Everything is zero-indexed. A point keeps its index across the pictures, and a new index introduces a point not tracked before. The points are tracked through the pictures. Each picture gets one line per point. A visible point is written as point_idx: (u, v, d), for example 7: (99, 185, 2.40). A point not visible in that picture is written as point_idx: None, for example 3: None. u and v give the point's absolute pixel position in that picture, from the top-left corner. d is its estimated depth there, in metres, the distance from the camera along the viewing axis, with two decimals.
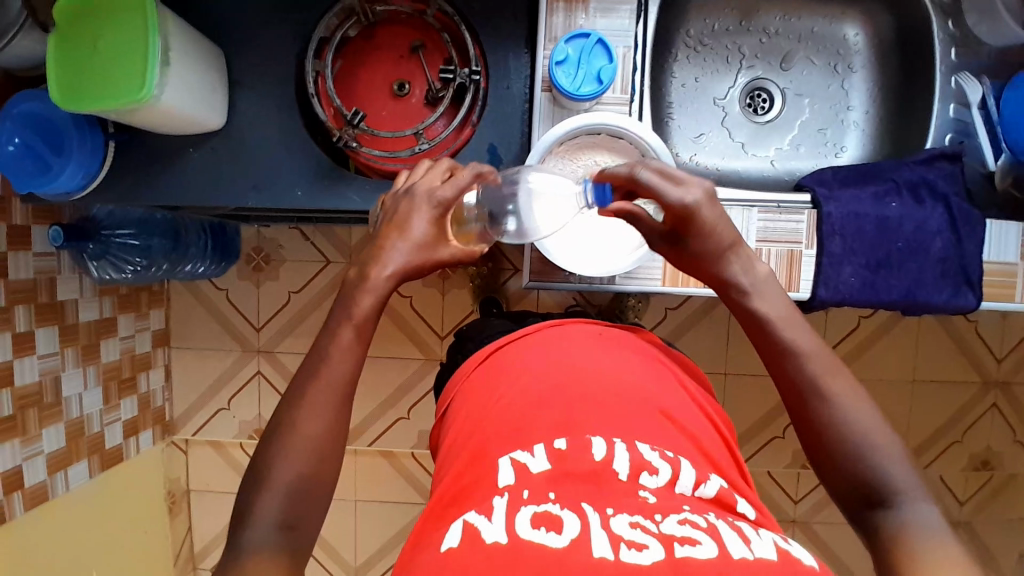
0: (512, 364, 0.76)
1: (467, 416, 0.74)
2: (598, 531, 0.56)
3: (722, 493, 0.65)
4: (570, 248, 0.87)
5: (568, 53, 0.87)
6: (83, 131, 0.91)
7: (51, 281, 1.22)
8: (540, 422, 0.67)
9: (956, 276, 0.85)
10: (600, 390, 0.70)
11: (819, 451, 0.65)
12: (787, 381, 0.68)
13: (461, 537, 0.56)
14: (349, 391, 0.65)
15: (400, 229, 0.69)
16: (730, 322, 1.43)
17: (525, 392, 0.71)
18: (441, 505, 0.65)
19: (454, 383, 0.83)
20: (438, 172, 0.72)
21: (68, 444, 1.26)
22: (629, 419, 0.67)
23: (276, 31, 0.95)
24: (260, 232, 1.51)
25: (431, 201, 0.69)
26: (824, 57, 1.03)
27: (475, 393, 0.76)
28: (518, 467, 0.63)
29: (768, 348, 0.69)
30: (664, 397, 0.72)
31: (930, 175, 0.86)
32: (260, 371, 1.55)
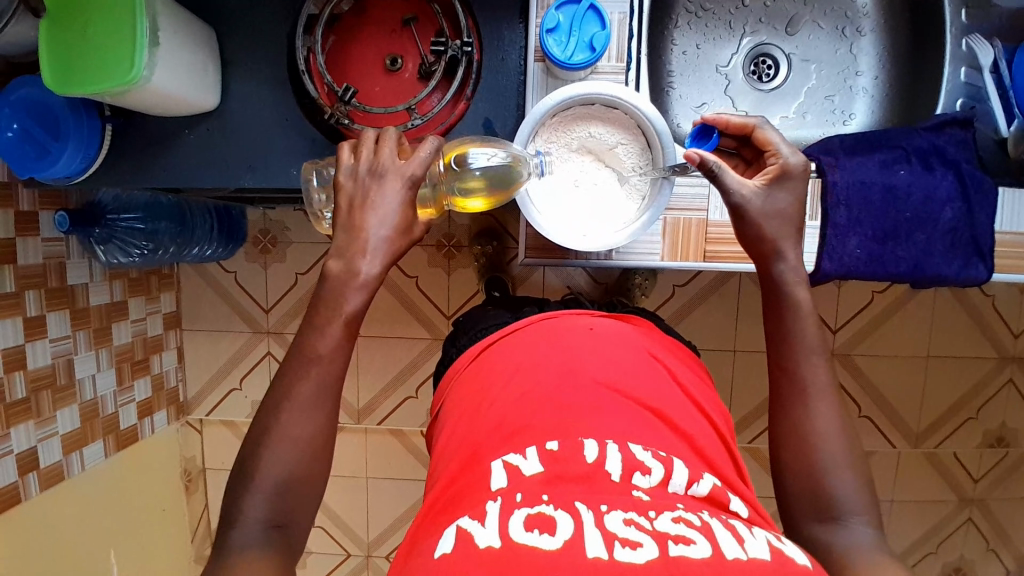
0: (502, 368, 0.77)
1: (461, 418, 0.75)
2: (591, 529, 0.54)
3: (715, 492, 0.64)
4: (558, 220, 0.81)
5: (559, 21, 0.84)
6: (80, 116, 0.91)
7: (61, 266, 1.23)
8: (534, 424, 0.67)
9: (966, 247, 0.81)
10: (589, 387, 0.70)
11: (787, 442, 0.65)
12: (785, 379, 0.67)
13: (454, 543, 0.55)
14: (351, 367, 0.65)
15: (369, 202, 0.65)
16: (739, 298, 1.41)
17: (515, 395, 0.72)
18: (435, 511, 0.66)
19: (450, 381, 0.85)
20: (390, 147, 0.67)
21: (83, 424, 1.29)
22: (619, 418, 0.67)
23: (267, 10, 0.94)
24: (266, 215, 1.52)
25: (403, 178, 0.65)
26: (832, 20, 0.98)
27: (468, 392, 0.78)
28: (511, 470, 0.63)
29: (783, 338, 0.67)
30: (650, 394, 0.72)
31: (940, 142, 0.82)
32: (270, 352, 1.57)
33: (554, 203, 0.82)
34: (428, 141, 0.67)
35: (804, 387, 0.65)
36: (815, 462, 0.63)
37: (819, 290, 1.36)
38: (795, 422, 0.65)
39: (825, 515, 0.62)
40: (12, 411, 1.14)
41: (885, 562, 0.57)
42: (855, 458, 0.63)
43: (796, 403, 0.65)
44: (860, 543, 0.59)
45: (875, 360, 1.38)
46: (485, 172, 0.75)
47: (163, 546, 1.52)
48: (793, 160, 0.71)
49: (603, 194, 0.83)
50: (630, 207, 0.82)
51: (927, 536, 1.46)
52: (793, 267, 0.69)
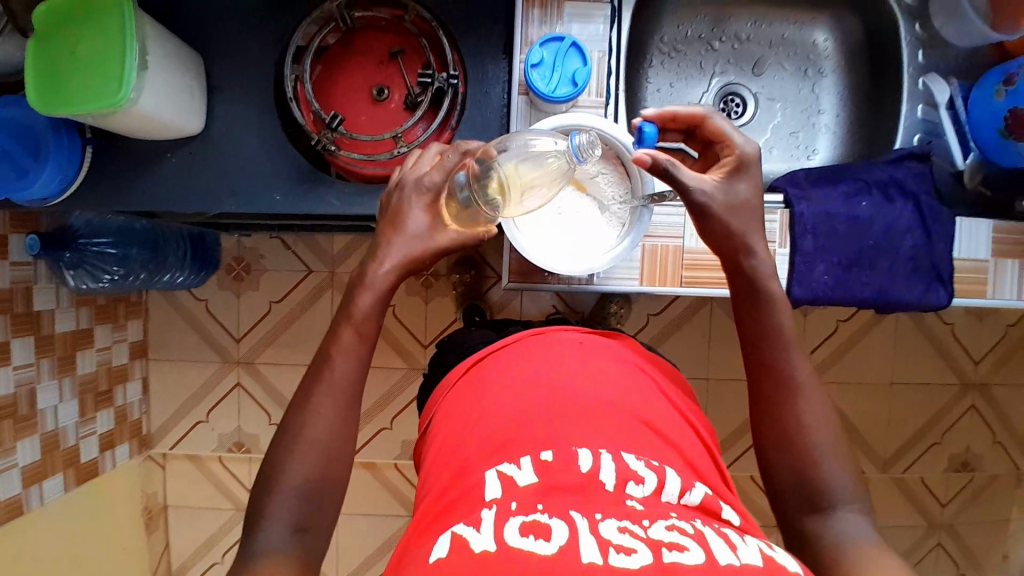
0: (492, 380, 0.78)
1: (451, 430, 0.76)
2: (585, 535, 0.57)
3: (707, 501, 0.67)
4: (543, 245, 0.83)
5: (543, 57, 0.84)
6: (61, 135, 0.91)
7: (28, 291, 1.20)
8: (527, 436, 0.69)
9: (927, 273, 0.84)
10: (581, 398, 0.72)
11: (769, 436, 0.67)
12: (765, 379, 0.69)
13: (449, 548, 0.57)
14: (354, 381, 0.70)
15: (396, 225, 0.75)
16: (711, 326, 1.45)
17: (507, 407, 0.73)
18: (429, 518, 0.67)
19: (439, 397, 0.86)
20: (426, 160, 0.78)
21: (42, 457, 1.24)
22: (613, 430, 0.69)
23: (255, 39, 0.96)
24: (241, 242, 1.52)
25: (420, 189, 0.76)
26: (795, 62, 0.97)
27: (458, 402, 0.79)
28: (506, 480, 0.65)
29: (762, 335, 0.70)
30: (640, 406, 0.73)
31: (899, 175, 0.85)
32: (240, 382, 1.54)
33: (543, 230, 0.84)
34: (451, 153, 0.77)
35: (789, 384, 0.68)
36: (803, 453, 0.65)
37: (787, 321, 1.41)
38: (778, 419, 0.67)
39: (814, 507, 0.63)
40: None
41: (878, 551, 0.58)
42: (842, 448, 0.66)
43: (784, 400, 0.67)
44: (855, 532, 0.60)
45: (841, 387, 1.42)
46: (526, 176, 0.76)
47: None
48: (747, 151, 0.75)
49: (587, 221, 0.85)
50: (611, 232, 0.84)
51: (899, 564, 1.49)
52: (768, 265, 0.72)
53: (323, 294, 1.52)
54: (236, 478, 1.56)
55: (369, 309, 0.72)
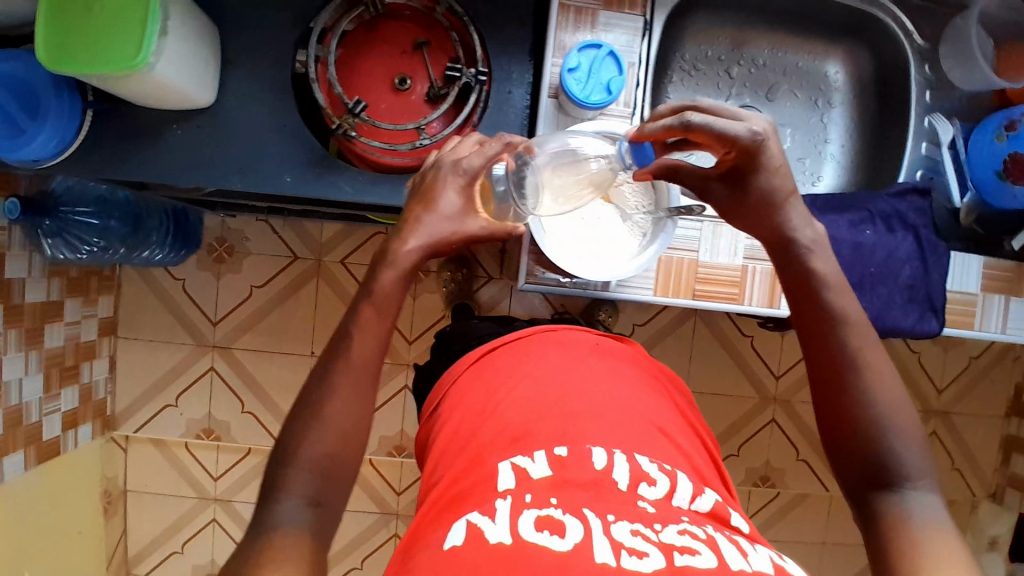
0: (509, 373, 0.78)
1: (464, 419, 0.76)
2: (599, 536, 0.57)
3: (717, 507, 0.66)
4: (568, 250, 0.85)
5: (579, 62, 0.84)
6: (62, 94, 0.86)
7: (1, 257, 1.13)
8: (541, 431, 0.69)
9: (922, 303, 0.88)
10: (595, 400, 0.73)
11: (843, 414, 0.66)
12: (828, 362, 0.68)
13: (464, 536, 0.58)
14: (373, 359, 0.69)
15: (429, 204, 0.73)
16: (694, 341, 1.47)
17: (523, 401, 0.73)
18: (440, 505, 0.67)
19: (447, 384, 0.86)
20: (467, 145, 0.77)
21: (5, 432, 1.18)
22: (627, 432, 0.70)
23: (275, 15, 0.92)
24: (225, 223, 1.47)
25: (458, 171, 0.74)
26: (806, 91, 1.00)
27: (472, 391, 0.79)
28: (519, 472, 0.65)
29: (816, 319, 0.69)
30: (651, 413, 0.74)
31: (902, 208, 0.89)
32: (214, 367, 1.50)
33: (572, 234, 0.86)
34: (495, 140, 0.75)
35: (852, 362, 0.66)
36: (871, 431, 0.64)
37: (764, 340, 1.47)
38: (844, 402, 0.66)
39: (882, 483, 0.62)
40: None
41: (946, 534, 0.58)
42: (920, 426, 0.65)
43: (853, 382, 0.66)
44: (929, 511, 0.60)
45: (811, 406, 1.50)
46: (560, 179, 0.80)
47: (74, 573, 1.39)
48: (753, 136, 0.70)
49: (611, 230, 0.86)
50: (632, 241, 0.86)
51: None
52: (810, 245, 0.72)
53: (308, 283, 1.49)
54: (203, 465, 1.53)
55: (390, 286, 0.71)
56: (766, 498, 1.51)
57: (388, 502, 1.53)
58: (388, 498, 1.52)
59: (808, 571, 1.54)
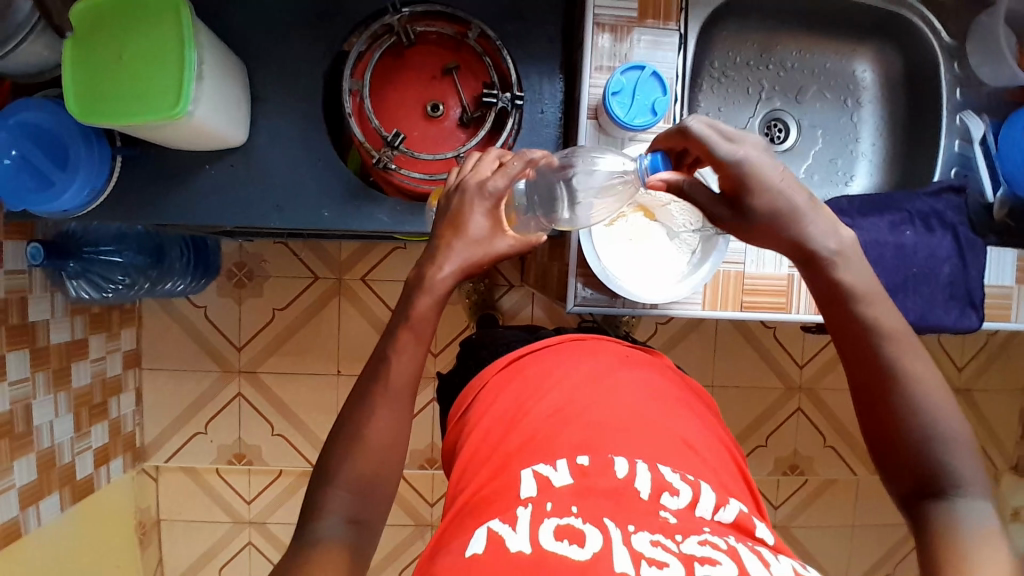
0: (540, 382, 0.75)
1: (492, 426, 0.73)
2: (618, 545, 0.55)
3: (741, 518, 0.63)
4: (622, 271, 0.85)
5: (623, 84, 0.83)
6: (90, 142, 0.83)
7: (22, 301, 1.12)
8: (564, 438, 0.67)
9: (962, 299, 0.89)
10: (619, 410, 0.70)
11: (881, 428, 0.60)
12: (866, 376, 0.61)
13: (485, 543, 0.56)
14: (404, 386, 0.66)
15: (458, 228, 0.69)
16: (717, 336, 1.48)
17: (551, 411, 0.70)
18: (464, 511, 0.65)
19: (475, 385, 0.82)
20: (489, 163, 0.72)
21: (39, 475, 1.17)
22: (653, 443, 0.67)
23: (302, 47, 0.91)
24: (242, 247, 1.46)
25: (484, 194, 0.69)
26: (835, 92, 1.02)
27: (500, 394, 0.77)
28: (542, 480, 0.63)
29: (850, 329, 0.62)
30: (679, 425, 0.71)
31: (939, 207, 0.90)
32: (241, 392, 1.50)
33: (630, 254, 0.86)
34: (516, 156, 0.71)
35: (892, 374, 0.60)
36: (920, 438, 0.58)
37: (787, 333, 1.49)
38: (883, 412, 0.60)
39: (933, 493, 0.57)
40: None
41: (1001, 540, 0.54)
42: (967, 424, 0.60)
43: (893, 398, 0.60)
44: (988, 521, 0.55)
45: (835, 393, 1.52)
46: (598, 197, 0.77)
47: None
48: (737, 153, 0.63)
49: (660, 250, 0.86)
50: (682, 258, 0.86)
51: (882, 558, 1.59)
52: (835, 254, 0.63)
53: (330, 302, 1.48)
54: (234, 489, 1.53)
55: (426, 310, 0.67)
56: (795, 487, 1.54)
57: (421, 514, 1.54)
58: (421, 509, 1.53)
59: (838, 554, 1.58)
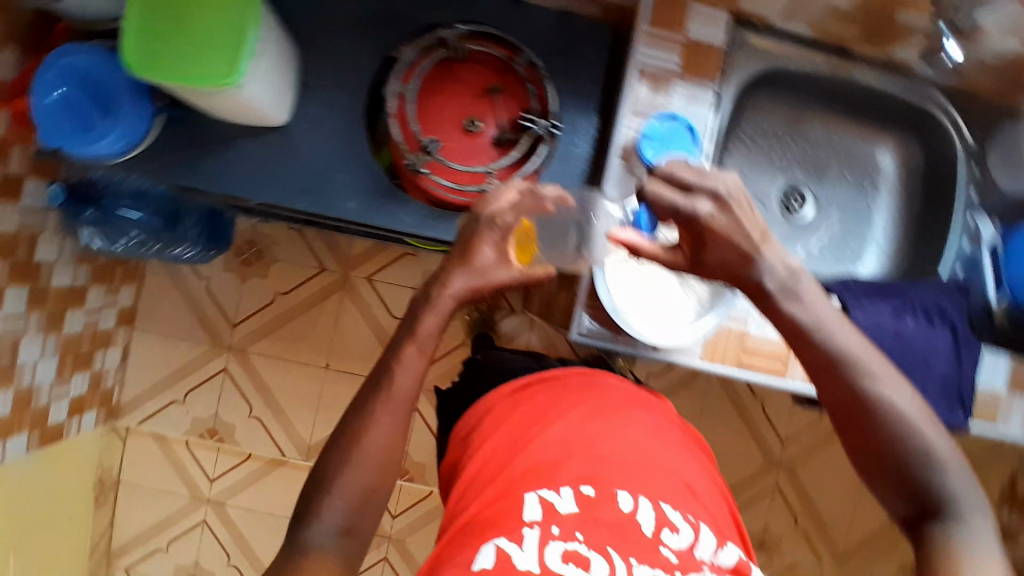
0: (543, 411, 0.76)
1: (497, 444, 0.73)
2: None
3: (739, 562, 0.66)
4: (633, 309, 0.87)
5: (657, 130, 0.85)
6: (138, 96, 0.85)
7: (32, 239, 1.14)
8: (569, 466, 0.68)
9: (953, 398, 0.90)
10: (621, 446, 0.71)
11: (882, 471, 0.65)
12: (844, 399, 0.66)
13: (494, 560, 0.59)
14: (410, 397, 0.68)
15: (465, 260, 0.71)
16: (705, 397, 1.49)
17: (555, 439, 0.72)
18: (467, 527, 0.66)
19: (482, 405, 0.82)
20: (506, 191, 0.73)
21: (13, 413, 1.16)
22: (655, 476, 0.69)
23: (357, 45, 0.94)
24: (256, 227, 1.47)
25: (491, 225, 0.72)
26: (858, 176, 1.04)
27: (505, 418, 0.77)
28: (546, 505, 0.64)
29: (822, 365, 0.66)
30: (680, 464, 0.73)
31: (943, 301, 0.93)
32: (228, 368, 1.50)
33: (638, 293, 0.88)
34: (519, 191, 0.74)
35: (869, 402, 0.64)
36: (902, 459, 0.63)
37: (774, 406, 1.50)
38: (868, 437, 0.65)
39: (930, 514, 0.61)
40: None
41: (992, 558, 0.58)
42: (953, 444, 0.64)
43: (879, 433, 0.64)
44: (980, 540, 0.59)
45: (814, 474, 1.52)
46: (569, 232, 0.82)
47: (56, 562, 1.37)
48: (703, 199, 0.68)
49: (668, 293, 0.89)
50: (689, 304, 0.89)
51: None
52: (779, 291, 0.68)
53: (332, 295, 1.49)
54: (200, 465, 1.52)
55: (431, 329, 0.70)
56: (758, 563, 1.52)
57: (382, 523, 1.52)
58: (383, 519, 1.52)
59: None
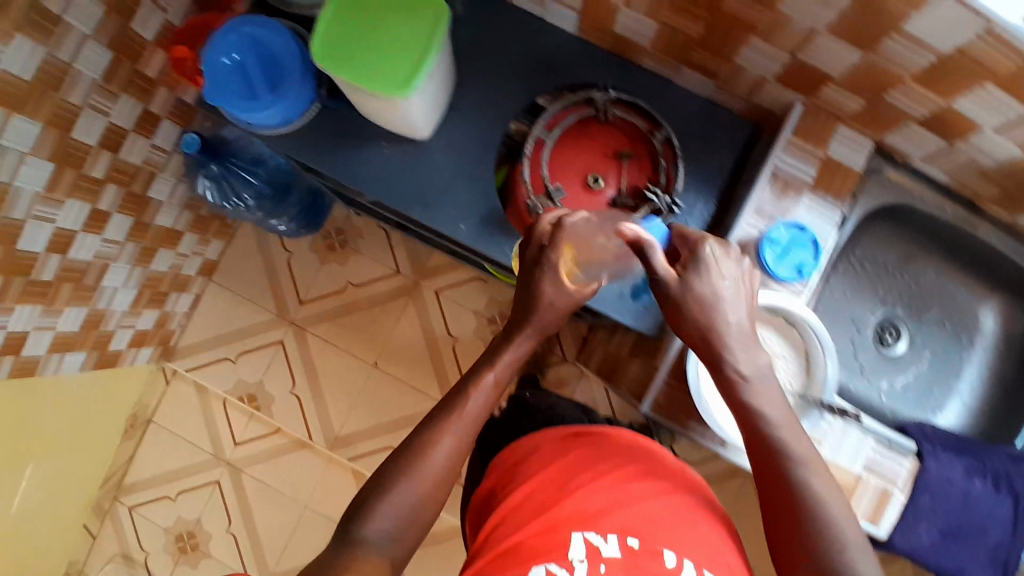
0: (595, 458, 0.77)
1: (547, 479, 0.76)
2: None
3: None
4: (717, 400, 0.86)
5: (781, 236, 0.87)
6: (306, 78, 0.90)
7: (150, 175, 1.20)
8: (617, 516, 0.69)
9: (999, 567, 0.92)
10: (668, 509, 0.71)
11: (789, 556, 0.63)
12: (779, 505, 0.65)
13: None
14: None
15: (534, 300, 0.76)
16: (735, 499, 1.47)
17: (605, 487, 0.73)
18: (510, 553, 0.68)
19: (535, 440, 0.84)
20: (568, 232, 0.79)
21: (80, 330, 1.21)
22: (700, 542, 0.69)
23: (509, 83, 0.99)
24: (350, 217, 1.55)
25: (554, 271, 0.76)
26: (955, 326, 1.04)
27: (559, 456, 0.79)
28: (591, 547, 0.66)
29: (771, 464, 0.66)
30: (725, 540, 0.72)
31: (1013, 471, 0.93)
32: (283, 342, 1.55)
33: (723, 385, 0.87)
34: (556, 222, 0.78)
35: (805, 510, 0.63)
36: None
37: None
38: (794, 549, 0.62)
39: None
40: (32, 289, 1.04)
41: None
42: None
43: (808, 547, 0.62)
44: None
45: None
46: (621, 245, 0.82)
47: (74, 479, 1.41)
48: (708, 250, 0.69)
49: None
50: None
51: None
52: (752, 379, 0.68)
53: (399, 299, 1.53)
54: (231, 426, 1.55)
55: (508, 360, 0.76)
56: None
57: None
58: None
59: None
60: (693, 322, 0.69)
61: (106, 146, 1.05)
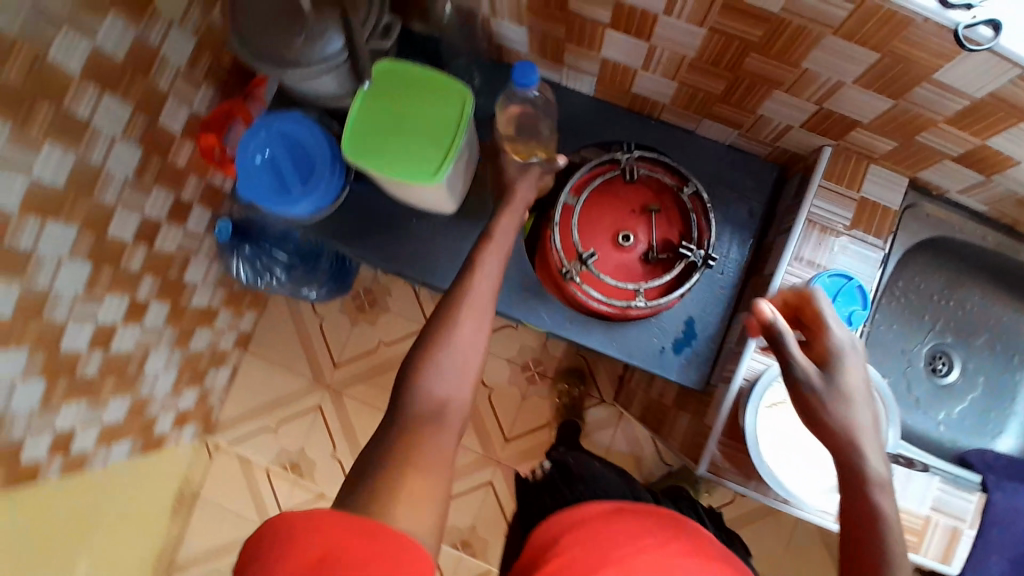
0: (636, 531, 0.75)
1: (586, 550, 0.73)
2: None
3: None
4: (774, 456, 0.85)
5: (825, 286, 0.86)
6: (335, 167, 0.92)
7: (185, 259, 1.21)
8: None
9: None
10: None
11: None
12: None
13: None
14: None
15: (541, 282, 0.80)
16: (790, 529, 1.44)
17: (648, 560, 0.70)
18: None
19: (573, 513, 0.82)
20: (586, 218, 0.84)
21: (126, 418, 1.22)
22: None
23: None
24: (377, 276, 1.56)
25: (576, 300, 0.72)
26: (1007, 347, 1.02)
27: (601, 527, 0.77)
28: None
29: (869, 558, 0.58)
30: None
31: None
32: (321, 406, 1.55)
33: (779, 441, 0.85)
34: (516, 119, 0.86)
35: None
36: None
37: None
38: None
39: None
40: (78, 388, 1.04)
41: None
42: None
43: None
44: None
45: None
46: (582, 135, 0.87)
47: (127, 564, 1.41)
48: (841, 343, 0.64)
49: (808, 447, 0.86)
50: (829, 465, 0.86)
51: None
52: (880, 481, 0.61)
53: None
54: (276, 496, 1.56)
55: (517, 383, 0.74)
56: None
57: None
58: None
59: None
60: (815, 411, 0.64)
61: (141, 238, 1.06)
